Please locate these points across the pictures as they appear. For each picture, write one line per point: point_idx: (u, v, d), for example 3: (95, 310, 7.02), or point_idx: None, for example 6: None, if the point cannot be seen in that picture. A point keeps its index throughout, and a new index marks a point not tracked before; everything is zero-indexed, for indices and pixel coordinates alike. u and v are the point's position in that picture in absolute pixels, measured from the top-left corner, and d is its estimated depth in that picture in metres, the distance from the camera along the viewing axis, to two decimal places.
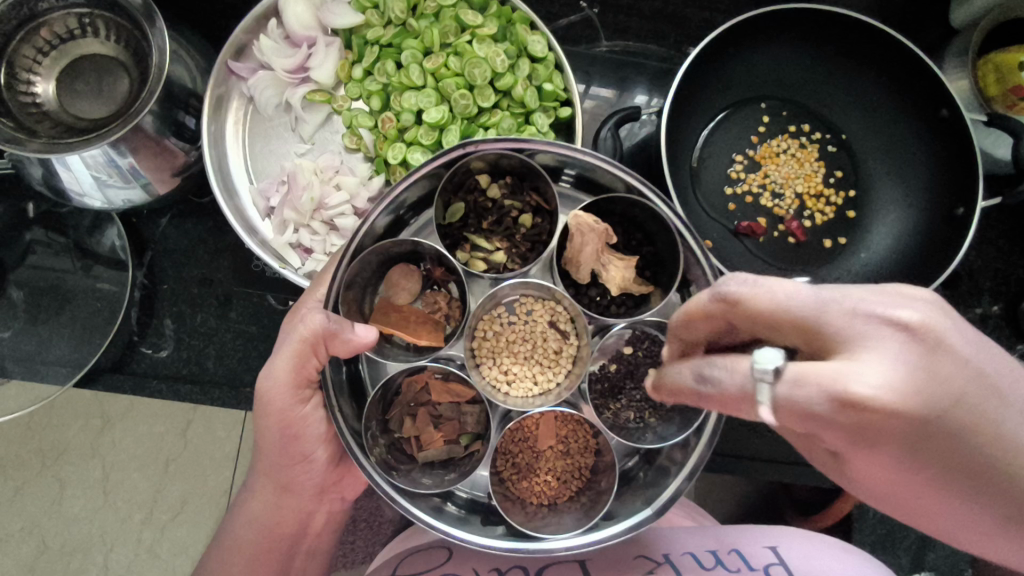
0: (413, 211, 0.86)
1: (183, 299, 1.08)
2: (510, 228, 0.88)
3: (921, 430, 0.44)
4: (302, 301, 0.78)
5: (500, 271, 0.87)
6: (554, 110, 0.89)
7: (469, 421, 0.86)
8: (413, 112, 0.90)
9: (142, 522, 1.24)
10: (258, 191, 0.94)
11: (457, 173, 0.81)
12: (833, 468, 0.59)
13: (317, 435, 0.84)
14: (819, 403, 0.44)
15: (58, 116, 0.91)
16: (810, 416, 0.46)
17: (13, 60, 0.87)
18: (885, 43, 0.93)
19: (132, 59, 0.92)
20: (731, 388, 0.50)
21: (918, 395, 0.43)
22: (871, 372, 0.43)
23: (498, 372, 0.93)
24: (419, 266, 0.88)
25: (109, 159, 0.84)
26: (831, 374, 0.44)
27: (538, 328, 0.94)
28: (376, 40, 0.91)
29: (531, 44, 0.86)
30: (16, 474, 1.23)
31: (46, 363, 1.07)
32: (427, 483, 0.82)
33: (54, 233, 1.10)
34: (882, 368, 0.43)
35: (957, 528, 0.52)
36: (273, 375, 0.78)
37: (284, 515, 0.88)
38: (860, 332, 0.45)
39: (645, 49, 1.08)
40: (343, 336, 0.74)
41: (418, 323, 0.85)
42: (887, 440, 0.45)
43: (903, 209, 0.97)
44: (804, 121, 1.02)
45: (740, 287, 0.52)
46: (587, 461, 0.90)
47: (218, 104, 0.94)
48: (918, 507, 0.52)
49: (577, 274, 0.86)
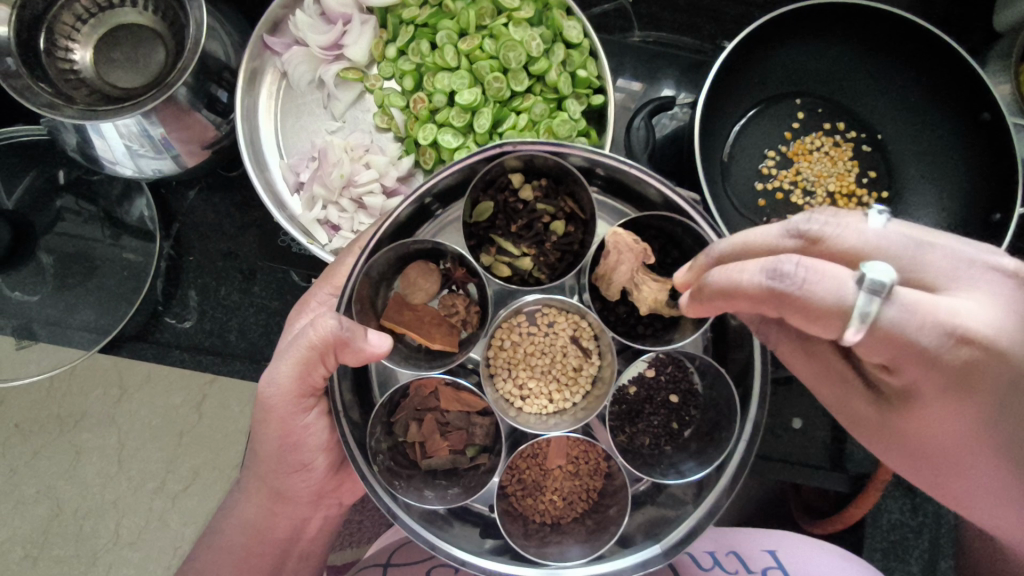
0: (441, 203, 0.86)
1: (207, 272, 1.09)
2: (541, 233, 0.87)
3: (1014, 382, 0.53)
4: (318, 286, 0.83)
5: (524, 278, 0.87)
6: (586, 97, 0.88)
7: (478, 433, 0.86)
8: (446, 93, 0.90)
9: (155, 491, 1.26)
10: (288, 165, 0.95)
11: (493, 169, 0.81)
12: (873, 433, 0.66)
13: (317, 444, 0.84)
14: (928, 335, 0.51)
15: (95, 84, 0.92)
16: (912, 352, 0.52)
17: (52, 26, 0.88)
18: (929, 47, 0.92)
19: (168, 29, 0.93)
20: (822, 295, 0.52)
21: (1018, 341, 0.52)
22: (978, 313, 0.52)
23: (513, 386, 0.92)
24: (438, 264, 0.87)
25: (142, 129, 0.85)
26: (949, 311, 0.51)
27: (558, 342, 0.93)
28: (411, 20, 0.90)
29: (566, 29, 0.86)
30: (38, 437, 1.25)
31: (71, 328, 1.09)
32: (430, 496, 0.82)
33: (84, 201, 1.12)
34: (986, 312, 0.52)
35: (968, 489, 0.62)
36: (278, 382, 0.77)
37: (279, 521, 0.89)
38: (958, 273, 0.54)
39: (679, 41, 1.06)
40: (355, 345, 0.72)
41: (432, 324, 0.84)
42: (981, 384, 0.53)
43: (938, 212, 0.95)
44: (840, 119, 1.00)
45: (821, 225, 0.57)
46: (596, 484, 0.90)
47: (253, 77, 0.94)
48: (949, 467, 0.62)
49: (607, 290, 0.85)
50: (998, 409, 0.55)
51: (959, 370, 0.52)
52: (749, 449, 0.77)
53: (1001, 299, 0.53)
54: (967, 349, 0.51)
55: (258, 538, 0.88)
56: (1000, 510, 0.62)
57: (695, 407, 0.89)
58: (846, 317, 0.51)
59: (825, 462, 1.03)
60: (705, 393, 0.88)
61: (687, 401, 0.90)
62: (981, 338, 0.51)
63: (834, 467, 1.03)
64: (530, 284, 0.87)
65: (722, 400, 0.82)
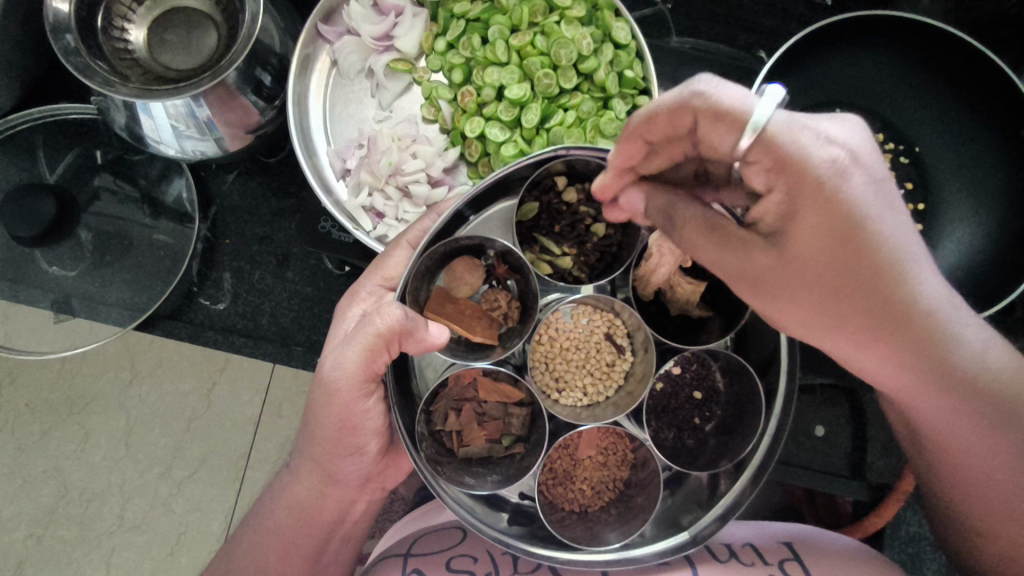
0: (475, 209, 0.85)
1: (242, 256, 1.10)
2: (583, 235, 0.89)
3: (870, 185, 0.54)
4: (366, 276, 0.84)
5: (565, 277, 0.89)
6: (632, 97, 0.90)
7: (514, 423, 0.87)
8: (495, 88, 0.91)
9: (162, 476, 1.26)
10: (336, 152, 0.96)
11: (541, 175, 0.82)
12: (755, 292, 0.62)
13: (373, 428, 0.84)
14: (808, 138, 0.53)
15: (148, 64, 0.93)
16: (795, 153, 0.52)
17: (111, 6, 0.90)
18: (971, 61, 0.95)
19: (221, 13, 0.95)
20: (729, 101, 0.54)
21: (867, 151, 0.55)
22: (837, 127, 0.55)
23: (550, 378, 0.95)
24: (482, 259, 0.88)
25: (189, 110, 0.86)
26: (817, 124, 0.54)
27: (593, 338, 0.94)
28: (462, 15, 0.92)
29: (616, 30, 0.87)
30: (59, 414, 1.26)
31: (106, 305, 1.11)
32: (470, 481, 0.83)
33: (122, 182, 1.13)
34: (844, 129, 0.55)
35: (846, 334, 0.59)
36: (343, 367, 0.77)
37: (327, 501, 0.89)
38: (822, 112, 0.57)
39: (715, 48, 1.06)
40: (417, 335, 0.75)
41: (474, 317, 0.85)
42: (846, 190, 0.53)
43: (973, 225, 0.97)
44: (879, 131, 1.00)
45: None
46: (622, 474, 0.91)
47: (304, 64, 0.95)
48: (822, 306, 0.58)
49: (644, 291, 0.86)
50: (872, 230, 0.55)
51: (830, 176, 0.53)
52: (771, 449, 0.79)
53: (852, 123, 0.56)
54: (836, 148, 0.53)
55: (306, 519, 0.89)
56: (898, 359, 0.60)
57: (717, 405, 0.90)
58: (749, 117, 0.53)
59: (845, 470, 1.03)
60: (728, 391, 0.89)
61: (710, 398, 0.90)
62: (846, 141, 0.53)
63: (853, 475, 1.03)
64: (569, 282, 0.89)
65: (746, 396, 0.83)
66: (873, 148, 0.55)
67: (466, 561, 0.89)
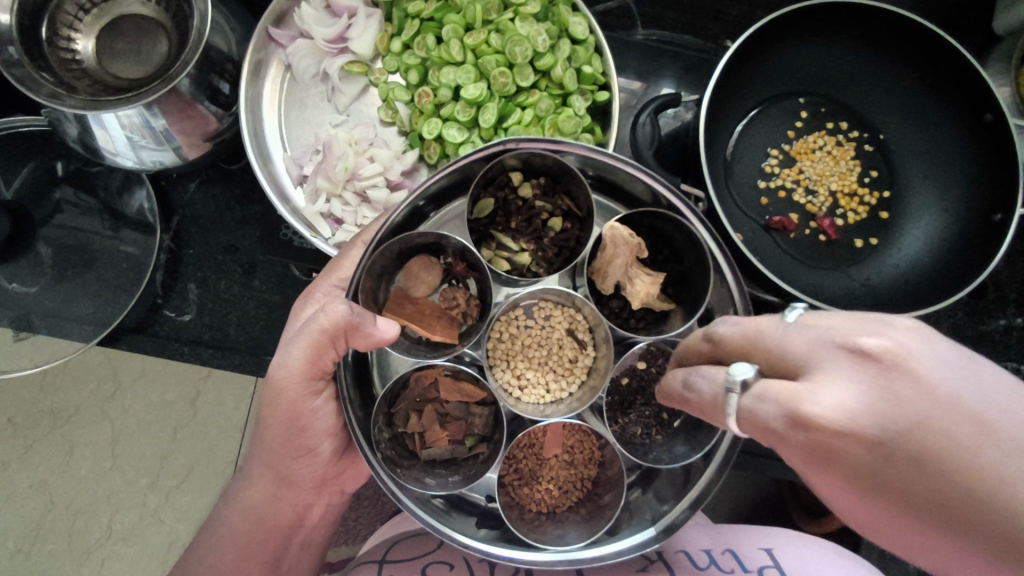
0: (434, 205, 0.86)
1: (208, 265, 1.08)
2: (540, 229, 0.88)
3: (875, 457, 0.40)
4: (321, 279, 0.82)
5: (523, 273, 0.87)
6: (591, 93, 0.89)
7: (476, 423, 0.86)
8: (451, 87, 0.90)
9: (149, 487, 1.24)
10: (292, 158, 0.95)
11: (493, 168, 0.81)
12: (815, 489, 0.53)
13: (324, 428, 0.83)
14: (773, 415, 0.44)
15: (97, 74, 0.91)
16: (765, 430, 0.45)
17: (55, 16, 0.87)
18: (932, 44, 0.93)
19: (171, 20, 0.93)
20: (704, 397, 0.52)
21: (874, 419, 0.40)
22: (829, 392, 0.42)
23: (511, 377, 0.93)
24: (439, 258, 0.87)
25: (143, 120, 0.84)
26: (801, 392, 0.43)
27: (555, 334, 0.93)
28: (416, 14, 0.91)
29: (572, 25, 0.87)
30: (30, 433, 1.24)
31: (71, 321, 1.09)
32: (431, 483, 0.82)
33: (83, 194, 1.11)
34: (842, 390, 0.42)
35: None
36: (287, 365, 0.76)
37: (282, 506, 0.88)
38: (821, 354, 0.44)
39: (681, 40, 1.06)
40: (364, 330, 0.73)
41: (433, 317, 0.84)
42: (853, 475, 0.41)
43: (938, 212, 0.97)
44: (841, 118, 1.02)
45: (727, 328, 0.55)
46: (590, 473, 0.90)
47: (257, 70, 0.93)
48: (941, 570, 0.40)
49: (602, 284, 0.85)
50: (910, 495, 0.39)
51: (808, 449, 0.42)
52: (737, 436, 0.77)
53: (857, 373, 0.42)
54: (802, 424, 0.42)
55: (260, 527, 0.87)
56: None
57: None
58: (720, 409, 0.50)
59: None
60: None
61: None
62: (823, 418, 0.41)
63: None
64: (529, 277, 0.87)
65: None
66: (881, 403, 0.41)
67: (443, 567, 0.89)
